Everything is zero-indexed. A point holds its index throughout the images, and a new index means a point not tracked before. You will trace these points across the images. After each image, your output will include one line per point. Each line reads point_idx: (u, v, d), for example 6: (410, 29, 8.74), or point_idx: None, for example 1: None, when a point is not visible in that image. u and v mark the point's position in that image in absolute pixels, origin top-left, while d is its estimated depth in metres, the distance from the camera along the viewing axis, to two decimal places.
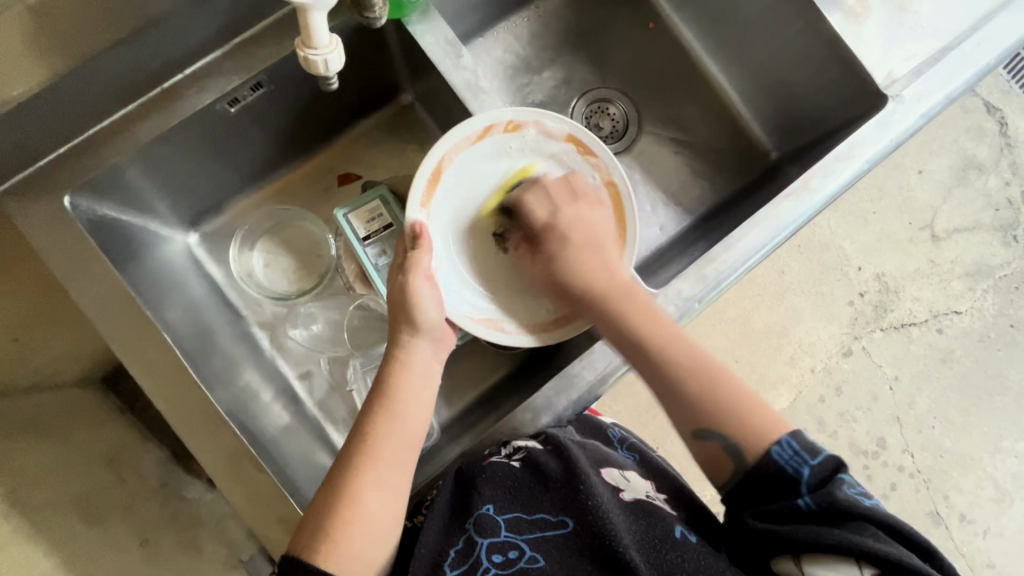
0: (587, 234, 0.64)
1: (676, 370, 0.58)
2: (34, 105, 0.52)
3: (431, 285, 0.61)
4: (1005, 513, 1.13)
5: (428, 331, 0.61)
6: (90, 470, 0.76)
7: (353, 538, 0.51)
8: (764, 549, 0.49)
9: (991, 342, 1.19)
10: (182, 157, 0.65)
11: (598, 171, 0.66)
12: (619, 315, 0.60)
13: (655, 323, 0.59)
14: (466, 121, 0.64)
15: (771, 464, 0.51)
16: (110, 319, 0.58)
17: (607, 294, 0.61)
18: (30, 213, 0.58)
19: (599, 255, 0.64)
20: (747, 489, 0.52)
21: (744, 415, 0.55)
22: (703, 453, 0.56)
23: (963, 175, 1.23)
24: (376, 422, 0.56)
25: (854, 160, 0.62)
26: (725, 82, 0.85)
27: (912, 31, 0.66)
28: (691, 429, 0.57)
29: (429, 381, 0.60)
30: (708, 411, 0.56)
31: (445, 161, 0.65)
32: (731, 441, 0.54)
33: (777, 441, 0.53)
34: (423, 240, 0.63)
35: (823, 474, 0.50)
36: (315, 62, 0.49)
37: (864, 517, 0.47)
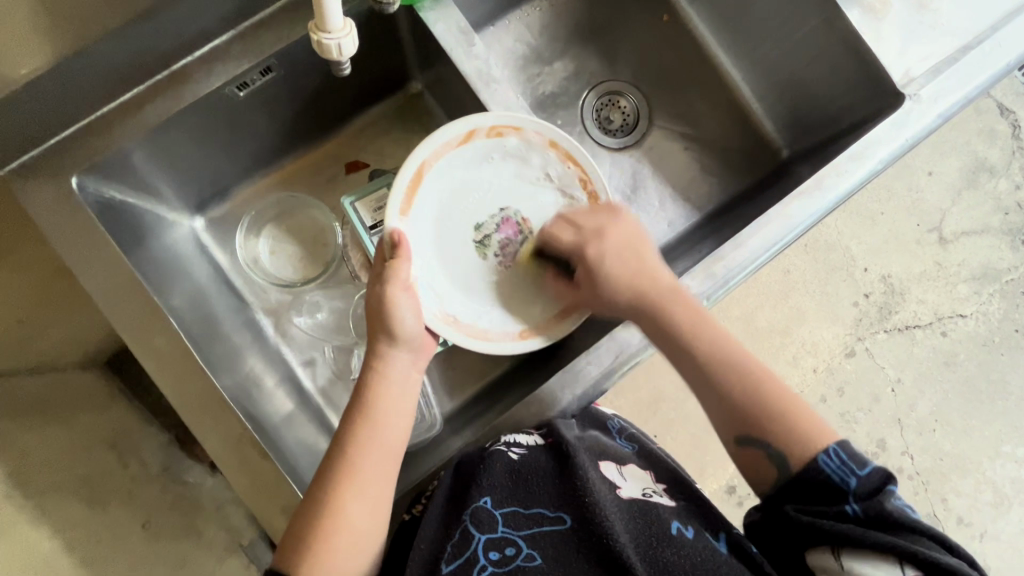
0: (633, 231, 0.64)
1: (721, 372, 0.57)
2: (42, 84, 0.51)
3: (410, 295, 0.60)
4: (1003, 517, 1.13)
5: (407, 341, 0.60)
6: (91, 453, 0.76)
7: (335, 550, 0.51)
8: (797, 542, 0.50)
9: (995, 347, 1.18)
10: (190, 140, 0.64)
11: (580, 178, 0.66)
12: (667, 309, 0.59)
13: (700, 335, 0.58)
14: (448, 126, 0.64)
15: (817, 472, 0.50)
16: (117, 304, 0.57)
17: (654, 304, 0.60)
18: (37, 194, 0.57)
19: (640, 264, 0.63)
20: (789, 489, 0.52)
21: (791, 419, 0.54)
22: (748, 461, 0.54)
23: (973, 177, 1.22)
24: (356, 435, 0.56)
25: (869, 159, 0.62)
26: (738, 78, 0.84)
27: (931, 29, 0.65)
28: (736, 435, 0.55)
29: (409, 393, 0.59)
30: (752, 416, 0.55)
31: (425, 167, 0.65)
32: (776, 449, 0.53)
33: (822, 449, 0.51)
34: (401, 249, 0.61)
35: (874, 484, 0.48)
36: (328, 46, 0.49)
37: (909, 529, 0.46)
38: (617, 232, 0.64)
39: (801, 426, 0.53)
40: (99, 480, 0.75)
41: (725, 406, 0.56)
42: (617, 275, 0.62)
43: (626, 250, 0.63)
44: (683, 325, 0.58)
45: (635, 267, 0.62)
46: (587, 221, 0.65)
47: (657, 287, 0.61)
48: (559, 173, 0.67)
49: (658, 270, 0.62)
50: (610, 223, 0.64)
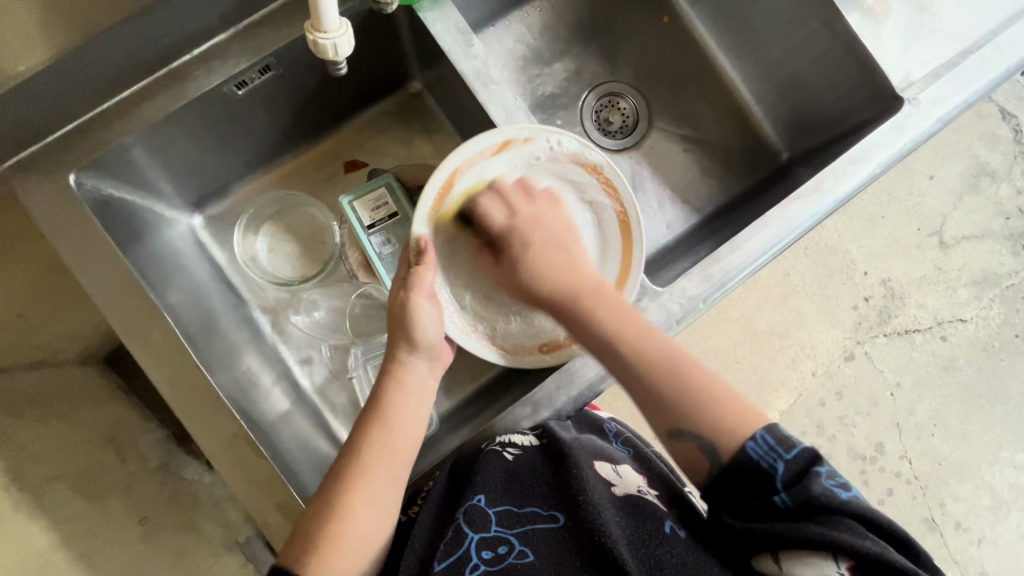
0: (565, 224, 0.64)
1: (643, 361, 0.55)
2: (41, 80, 0.52)
3: (432, 302, 0.60)
4: (1001, 522, 1.13)
5: (425, 348, 0.60)
6: (87, 449, 0.76)
7: (343, 555, 0.51)
8: (740, 544, 0.50)
9: (995, 352, 1.18)
10: (188, 137, 0.64)
11: (610, 195, 0.65)
12: (590, 302, 0.59)
13: (624, 324, 0.57)
14: (483, 134, 0.62)
15: (745, 460, 0.50)
16: (114, 301, 0.57)
17: (575, 296, 0.60)
18: (34, 190, 0.58)
19: (569, 258, 0.62)
20: (725, 486, 0.51)
21: (720, 414, 0.53)
22: (680, 454, 0.54)
23: (974, 182, 1.22)
24: (371, 439, 0.56)
25: (867, 163, 0.61)
26: (738, 80, 0.83)
27: (931, 33, 0.65)
28: (667, 429, 0.54)
29: (426, 401, 0.60)
30: (672, 406, 0.54)
31: (456, 174, 0.64)
32: (704, 438, 0.52)
33: (751, 437, 0.51)
34: (426, 256, 0.62)
35: (798, 467, 0.48)
36: (324, 46, 0.49)
37: (837, 511, 0.46)
38: (550, 222, 0.64)
39: (737, 420, 0.52)
40: (95, 476, 0.75)
41: (641, 393, 0.56)
42: (542, 264, 0.62)
43: (549, 242, 0.63)
44: (609, 316, 0.57)
45: (564, 259, 0.62)
46: (524, 208, 0.64)
47: (578, 278, 0.60)
48: (589, 190, 0.66)
49: (583, 262, 0.62)
50: (544, 213, 0.64)
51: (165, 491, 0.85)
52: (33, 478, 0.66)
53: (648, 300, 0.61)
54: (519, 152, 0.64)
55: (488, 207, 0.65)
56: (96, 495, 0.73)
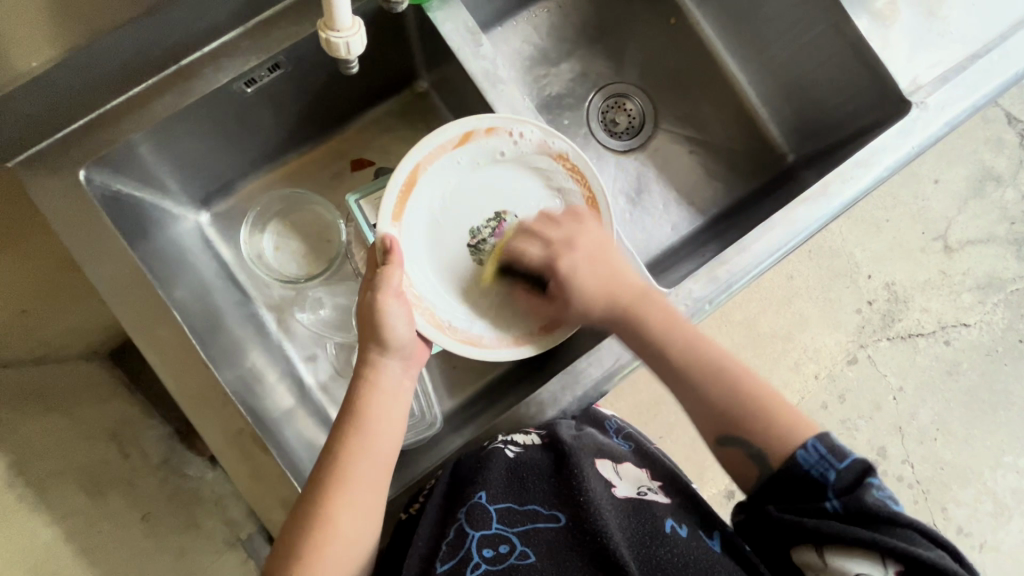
0: (602, 238, 0.63)
1: (697, 367, 0.58)
2: (52, 76, 0.52)
3: (401, 301, 0.59)
4: (1003, 528, 1.13)
5: (396, 349, 0.59)
6: (92, 444, 0.76)
7: (325, 559, 0.51)
8: (782, 544, 0.50)
9: (998, 357, 1.18)
10: (196, 134, 0.64)
11: (577, 180, 0.66)
12: (636, 311, 0.60)
13: (674, 332, 0.59)
14: (443, 128, 0.64)
15: (796, 466, 0.51)
16: (122, 297, 0.58)
17: (624, 306, 0.60)
18: (43, 184, 0.58)
19: (609, 272, 0.62)
20: (772, 489, 0.52)
21: (770, 415, 0.55)
22: (731, 461, 0.56)
23: (980, 186, 1.21)
24: (347, 444, 0.55)
25: (875, 166, 0.61)
26: (744, 83, 0.84)
27: (939, 37, 0.65)
28: (717, 435, 0.57)
29: (401, 402, 0.59)
30: (727, 414, 0.56)
31: (419, 170, 0.64)
32: (753, 444, 0.54)
33: (801, 445, 0.52)
34: (392, 254, 0.61)
35: (851, 477, 0.49)
36: (337, 44, 0.49)
37: (889, 521, 0.46)
38: (585, 241, 0.63)
39: (773, 416, 0.55)
40: (100, 471, 0.76)
41: (695, 399, 0.58)
42: (586, 292, 0.62)
43: (589, 256, 0.62)
44: (657, 322, 0.59)
45: (608, 270, 0.62)
46: (552, 233, 0.65)
47: (621, 293, 0.61)
48: (557, 176, 0.67)
49: (625, 274, 0.62)
50: (579, 231, 0.64)
51: (168, 487, 0.85)
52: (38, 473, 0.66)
53: None
54: (481, 142, 0.65)
55: (522, 244, 0.66)
56: (100, 491, 0.74)
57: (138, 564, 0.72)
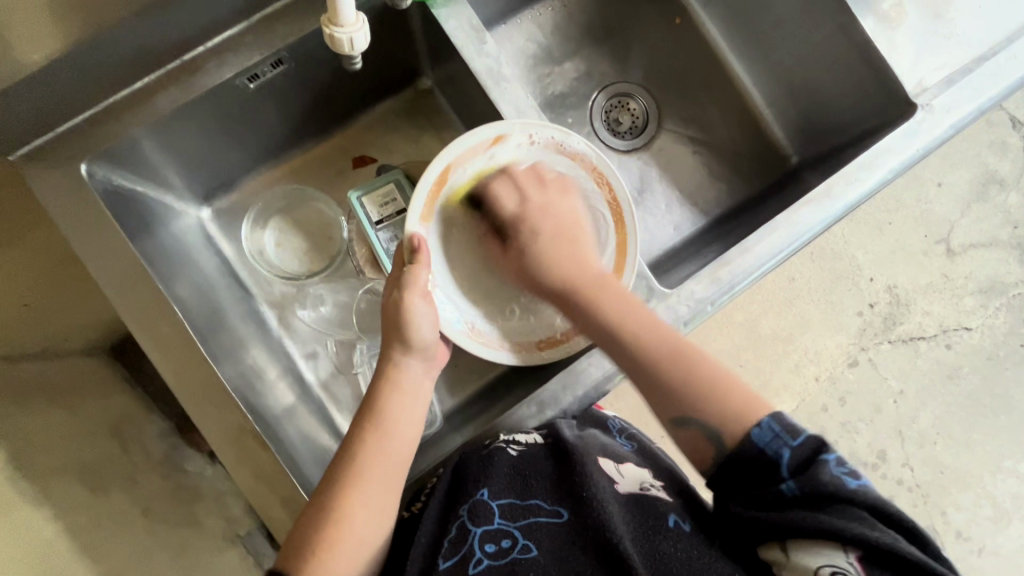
0: (569, 216, 0.66)
1: (651, 354, 0.57)
2: (56, 70, 0.52)
3: (427, 301, 0.61)
4: (1002, 532, 1.13)
5: (419, 349, 0.60)
6: (91, 439, 0.76)
7: (338, 557, 0.51)
8: (745, 530, 0.50)
9: (999, 361, 1.17)
10: (199, 129, 0.64)
11: (602, 188, 0.66)
12: (595, 294, 0.61)
13: (632, 314, 0.59)
14: (477, 128, 0.64)
15: (749, 447, 0.50)
16: (123, 291, 0.58)
17: (579, 286, 0.62)
18: (45, 179, 0.58)
19: (574, 250, 0.65)
20: (731, 475, 0.51)
21: (728, 403, 0.54)
22: (684, 441, 0.55)
23: (983, 190, 1.21)
24: (364, 443, 0.56)
25: (879, 169, 0.61)
26: (749, 83, 0.83)
27: (946, 39, 0.65)
28: (670, 417, 0.56)
29: (421, 402, 0.60)
30: (677, 395, 0.56)
31: (450, 168, 0.65)
32: (709, 425, 0.53)
33: (755, 424, 0.51)
34: (420, 254, 0.62)
35: (804, 456, 0.48)
36: (341, 40, 0.49)
37: (846, 500, 0.46)
38: (556, 216, 0.66)
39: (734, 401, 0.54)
40: (100, 465, 0.76)
41: (647, 380, 0.57)
42: (546, 255, 0.65)
43: (556, 232, 0.66)
44: (612, 311, 0.59)
45: (572, 252, 0.65)
46: (532, 195, 0.67)
47: (576, 273, 0.63)
48: (583, 183, 0.67)
49: (588, 259, 0.64)
50: (553, 203, 0.67)
51: (167, 482, 0.85)
52: None
53: (655, 301, 0.61)
54: (513, 145, 0.65)
55: (500, 190, 0.67)
56: (99, 486, 0.74)
57: (138, 559, 0.72)
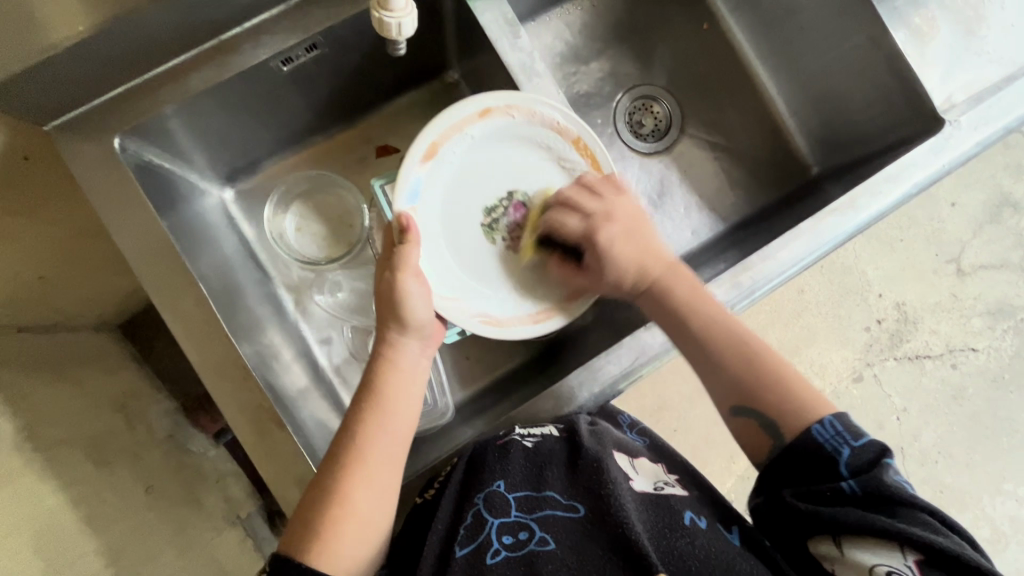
0: (634, 211, 0.65)
1: (729, 355, 0.58)
2: (96, 42, 0.52)
3: (421, 281, 0.59)
4: (998, 554, 1.13)
5: (416, 328, 0.59)
6: (100, 414, 0.77)
7: (342, 539, 0.51)
8: (799, 528, 0.50)
9: (1004, 384, 1.17)
10: (229, 109, 0.64)
11: (586, 158, 0.66)
12: (667, 287, 0.62)
13: (701, 301, 0.60)
14: (463, 103, 0.63)
15: (810, 440, 0.51)
16: (149, 263, 0.58)
17: (655, 282, 0.63)
18: (78, 150, 0.58)
19: (644, 245, 0.65)
20: (785, 469, 0.52)
21: (789, 390, 0.55)
22: (743, 430, 0.57)
23: (996, 212, 1.21)
24: (365, 423, 0.56)
25: (903, 182, 0.61)
26: (773, 91, 0.83)
27: (976, 56, 0.65)
28: (732, 405, 0.57)
29: (420, 381, 0.60)
30: (744, 386, 0.57)
31: (437, 146, 0.64)
32: (767, 415, 0.55)
33: (817, 420, 0.53)
34: (409, 233, 0.60)
35: (867, 458, 0.49)
36: (389, 24, 0.52)
37: (908, 503, 0.46)
38: (622, 214, 0.65)
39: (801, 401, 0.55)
40: (108, 440, 0.76)
41: (711, 366, 0.59)
42: (625, 258, 0.64)
43: (630, 230, 0.65)
44: (683, 295, 0.61)
45: (645, 246, 0.65)
46: (592, 206, 0.64)
47: (652, 269, 0.63)
48: (566, 155, 0.66)
49: (658, 248, 0.65)
50: (617, 205, 0.65)
51: (173, 461, 0.86)
52: (49, 438, 0.66)
53: None
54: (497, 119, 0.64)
55: (560, 217, 0.65)
56: (109, 460, 0.74)
57: (141, 536, 0.72)
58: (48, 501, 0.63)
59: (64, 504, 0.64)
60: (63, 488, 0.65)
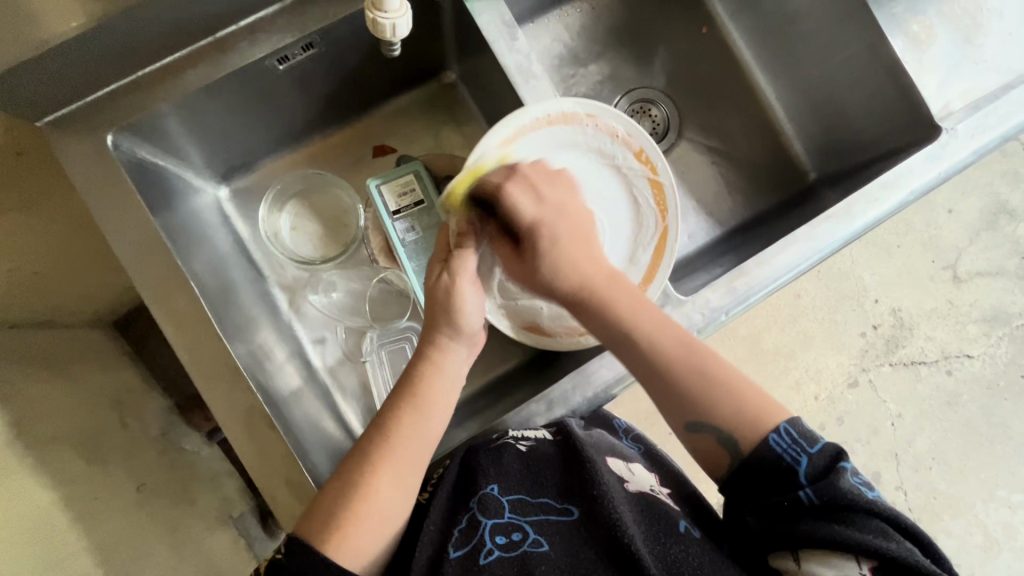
0: (577, 215, 0.62)
1: (694, 382, 0.54)
2: (90, 39, 0.52)
3: (475, 286, 0.60)
4: (991, 561, 1.13)
5: (466, 334, 0.60)
6: (92, 412, 0.76)
7: (359, 532, 0.51)
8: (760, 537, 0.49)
9: (999, 391, 1.17)
10: (224, 108, 0.64)
11: (645, 164, 0.67)
12: (608, 302, 0.57)
13: (640, 315, 0.56)
14: (535, 103, 0.63)
15: (769, 451, 0.50)
16: (142, 262, 0.57)
17: (591, 296, 0.57)
18: (71, 147, 0.57)
19: (587, 250, 0.60)
20: (745, 481, 0.52)
21: (739, 404, 0.53)
22: (700, 445, 0.54)
23: (992, 219, 1.21)
24: (404, 423, 0.55)
25: (901, 190, 0.61)
26: (771, 97, 0.83)
27: (974, 65, 0.65)
28: (686, 422, 0.55)
29: (458, 387, 0.60)
30: (691, 399, 0.54)
31: (513, 141, 0.64)
32: (722, 431, 0.53)
33: (773, 429, 0.51)
34: (468, 238, 0.61)
35: (822, 465, 0.49)
36: (383, 25, 0.52)
37: (863, 509, 0.46)
38: (569, 211, 0.61)
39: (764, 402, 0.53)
40: (100, 437, 0.75)
41: (661, 388, 0.55)
42: (565, 259, 0.58)
43: (574, 228, 0.60)
44: (626, 306, 0.57)
45: (587, 253, 0.59)
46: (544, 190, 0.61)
47: (590, 273, 0.58)
48: (627, 165, 0.67)
49: (597, 257, 0.60)
50: (565, 200, 0.62)
51: (165, 460, 0.85)
52: (41, 435, 0.66)
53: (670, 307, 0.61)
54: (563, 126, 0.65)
55: (514, 190, 0.60)
56: (100, 458, 0.73)
57: (132, 535, 0.72)
58: (39, 499, 0.62)
59: (54, 503, 0.64)
60: (53, 486, 0.64)
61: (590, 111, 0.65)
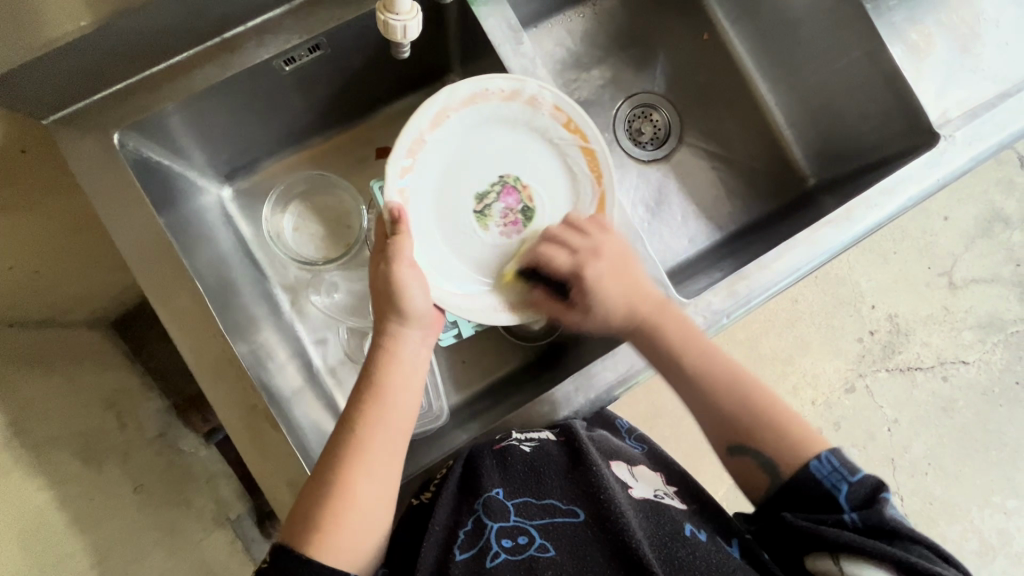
0: (623, 249, 0.62)
1: (733, 408, 0.58)
2: (98, 38, 0.52)
3: (417, 271, 0.59)
4: (987, 566, 1.13)
5: (416, 319, 0.59)
6: (90, 413, 0.76)
7: (339, 529, 0.51)
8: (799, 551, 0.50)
9: (994, 397, 1.18)
10: (229, 108, 0.64)
11: (574, 133, 0.64)
12: (657, 329, 0.60)
13: (689, 344, 0.59)
14: (453, 86, 0.62)
15: (811, 476, 0.52)
16: (146, 260, 0.57)
17: (644, 320, 0.60)
18: (77, 147, 0.57)
19: (632, 279, 0.62)
20: (785, 501, 0.53)
21: (780, 428, 0.56)
22: (740, 469, 0.57)
23: (988, 227, 1.23)
24: (360, 413, 0.55)
25: (898, 196, 0.62)
26: (771, 103, 0.84)
27: (970, 74, 0.66)
28: (728, 445, 0.57)
29: (419, 372, 0.59)
30: (736, 424, 0.57)
31: (443, 117, 0.63)
32: (765, 454, 0.55)
33: (815, 456, 0.53)
34: (402, 224, 0.59)
35: (866, 492, 0.50)
36: (394, 26, 0.53)
37: (907, 537, 0.47)
38: (611, 249, 0.62)
39: (777, 426, 0.56)
40: (99, 438, 0.75)
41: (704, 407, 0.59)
42: (615, 297, 0.62)
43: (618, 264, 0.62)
44: (675, 336, 0.59)
45: (629, 283, 0.62)
46: (579, 242, 0.63)
47: (637, 305, 0.61)
48: (556, 135, 0.65)
49: (643, 282, 0.62)
50: (606, 240, 0.63)
51: (162, 461, 0.85)
52: (38, 436, 0.65)
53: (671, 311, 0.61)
54: (487, 103, 0.63)
55: (550, 252, 0.63)
56: (98, 459, 0.73)
57: (129, 536, 0.71)
58: (36, 500, 0.62)
59: (50, 503, 0.63)
60: (50, 486, 0.64)
61: (514, 87, 0.62)
